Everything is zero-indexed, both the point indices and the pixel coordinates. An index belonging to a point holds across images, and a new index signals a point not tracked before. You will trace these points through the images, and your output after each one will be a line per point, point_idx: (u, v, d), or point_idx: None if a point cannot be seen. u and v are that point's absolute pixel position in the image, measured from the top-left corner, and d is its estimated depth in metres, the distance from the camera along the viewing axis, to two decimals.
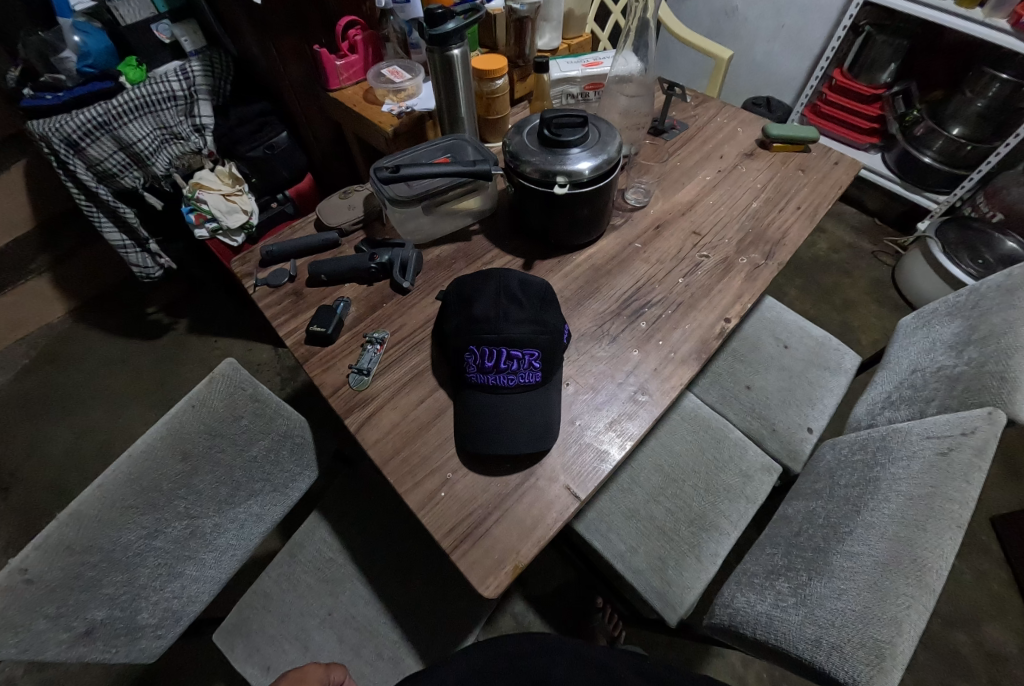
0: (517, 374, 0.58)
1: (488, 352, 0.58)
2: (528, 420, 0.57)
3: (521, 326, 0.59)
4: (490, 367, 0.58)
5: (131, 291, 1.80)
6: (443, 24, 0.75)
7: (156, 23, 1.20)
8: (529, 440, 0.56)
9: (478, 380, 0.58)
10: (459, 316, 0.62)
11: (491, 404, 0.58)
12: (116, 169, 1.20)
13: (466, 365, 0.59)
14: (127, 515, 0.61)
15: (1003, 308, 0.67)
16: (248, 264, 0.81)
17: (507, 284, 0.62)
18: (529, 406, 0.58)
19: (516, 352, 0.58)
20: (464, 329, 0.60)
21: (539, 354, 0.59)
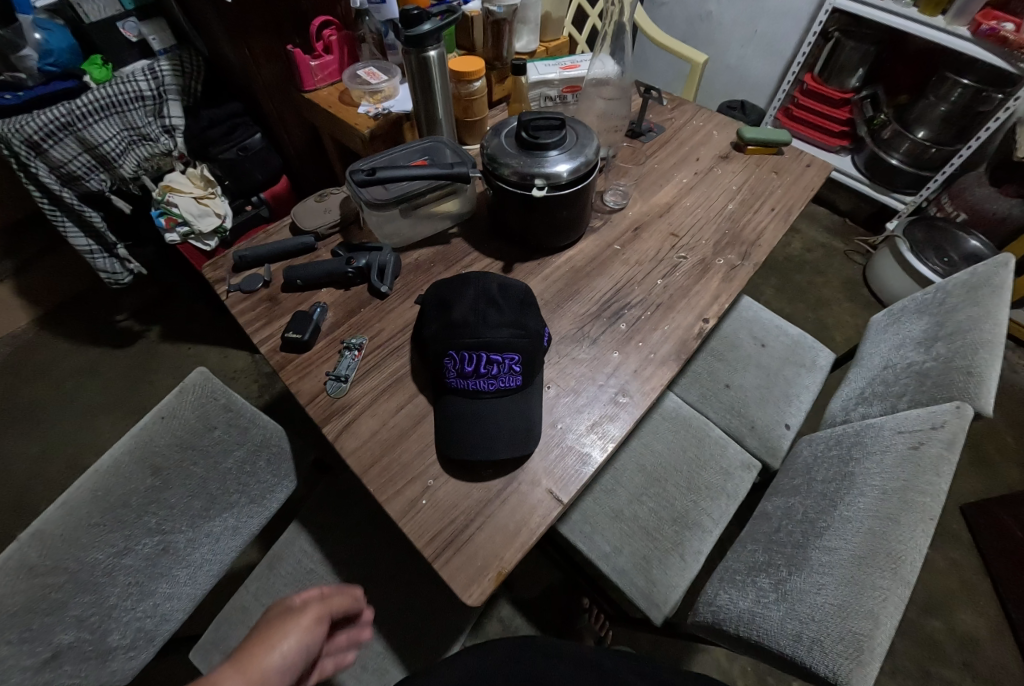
0: (498, 377, 0.58)
1: (468, 356, 0.57)
2: (509, 424, 0.56)
3: (501, 330, 0.58)
4: (470, 371, 0.58)
5: (100, 298, 1.74)
6: (419, 24, 0.74)
7: (122, 21, 1.15)
8: (511, 445, 0.55)
9: (458, 385, 0.58)
10: (437, 321, 0.61)
11: (471, 409, 0.57)
12: (81, 172, 1.16)
13: (446, 370, 0.58)
14: (94, 533, 0.59)
15: (968, 306, 0.70)
16: (220, 269, 0.79)
17: (486, 289, 0.62)
18: (510, 409, 0.57)
19: (495, 356, 0.57)
20: (443, 334, 0.59)
21: (520, 358, 0.58)
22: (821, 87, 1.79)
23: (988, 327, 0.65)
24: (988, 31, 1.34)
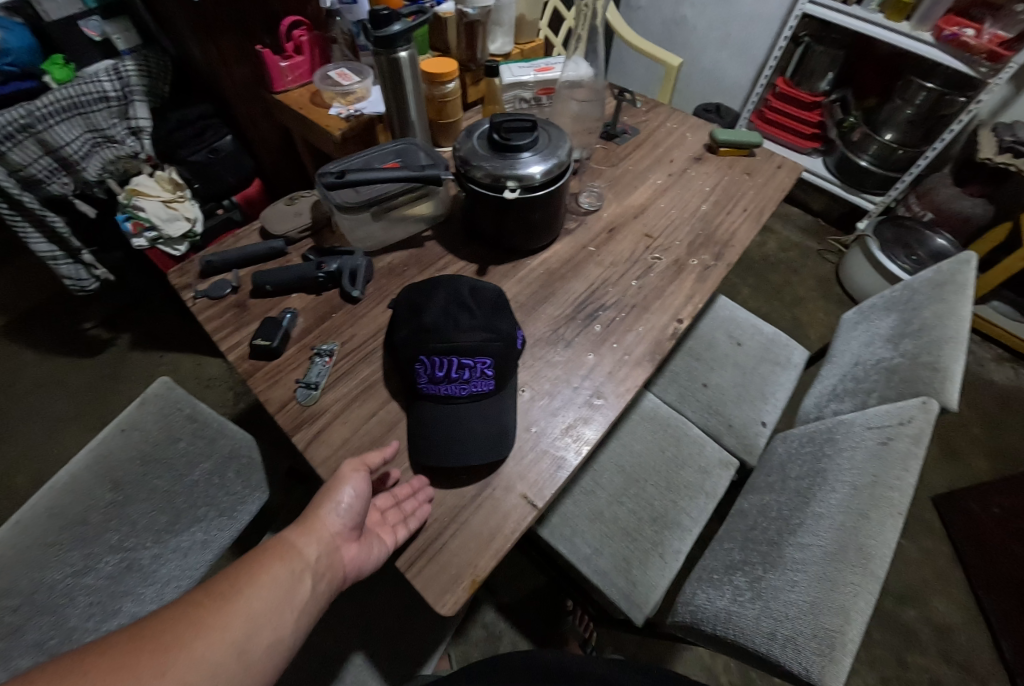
0: (471, 382, 0.57)
1: (439, 361, 0.57)
2: (482, 429, 0.56)
3: (473, 333, 0.57)
4: (442, 376, 0.57)
5: (65, 305, 1.67)
6: (389, 25, 0.73)
7: (85, 19, 1.12)
8: (483, 450, 0.54)
9: (430, 391, 0.57)
10: (408, 326, 0.60)
11: (444, 415, 0.56)
12: (42, 175, 1.11)
13: (417, 376, 0.57)
14: (50, 554, 0.56)
15: (934, 303, 0.72)
16: (186, 275, 0.76)
17: (457, 293, 0.61)
18: (483, 412, 0.57)
19: (467, 360, 0.57)
20: (414, 339, 0.58)
21: (491, 363, 0.57)
22: (792, 91, 1.83)
23: (953, 323, 0.66)
24: (950, 36, 1.39)
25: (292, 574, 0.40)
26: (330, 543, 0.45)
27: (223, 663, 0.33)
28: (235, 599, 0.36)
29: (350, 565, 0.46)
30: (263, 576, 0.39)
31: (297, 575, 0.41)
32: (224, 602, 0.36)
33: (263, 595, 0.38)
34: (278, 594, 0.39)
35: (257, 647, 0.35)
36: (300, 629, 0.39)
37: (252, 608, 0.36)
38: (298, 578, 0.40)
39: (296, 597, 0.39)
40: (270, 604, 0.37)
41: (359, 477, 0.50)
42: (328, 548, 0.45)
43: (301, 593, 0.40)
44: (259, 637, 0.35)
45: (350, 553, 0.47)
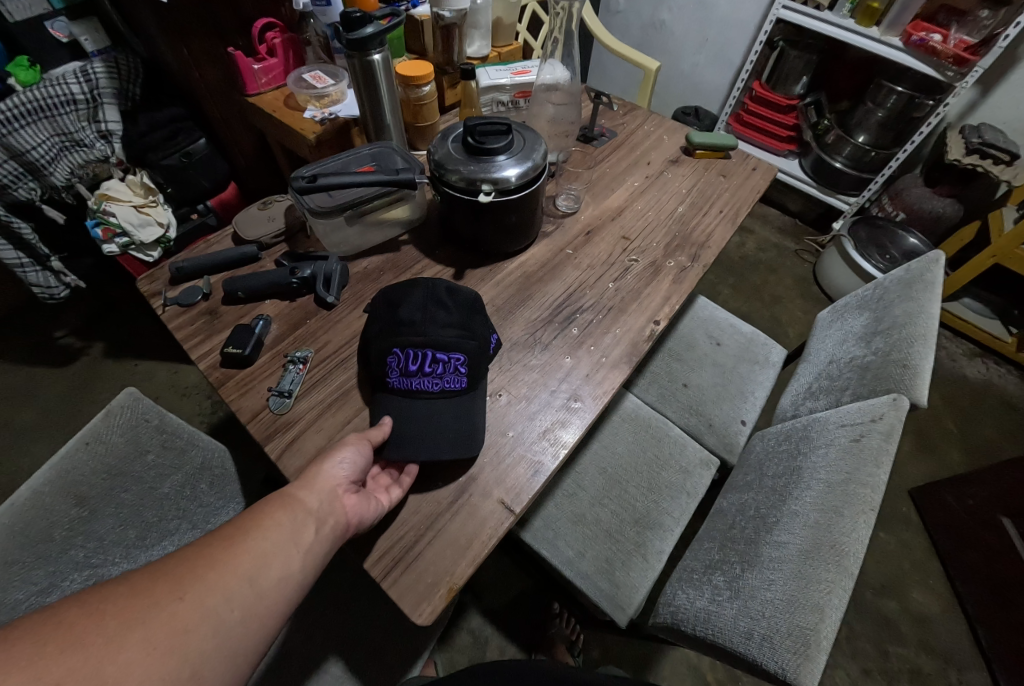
0: (444, 377, 0.56)
1: (412, 354, 0.56)
2: (451, 425, 0.55)
3: (446, 330, 0.58)
4: (414, 370, 0.56)
5: (35, 313, 1.62)
6: (361, 28, 0.72)
7: (51, 20, 1.09)
8: (453, 445, 0.54)
9: (401, 384, 0.56)
10: (381, 322, 0.60)
11: (414, 409, 0.55)
12: (6, 181, 1.08)
13: (389, 369, 0.57)
14: (10, 573, 0.52)
15: (904, 301, 0.73)
16: (156, 282, 0.74)
17: (434, 292, 0.61)
18: (455, 409, 0.56)
19: (441, 355, 0.56)
20: (388, 332, 0.59)
21: (466, 360, 0.57)
22: (768, 94, 1.86)
23: (921, 321, 0.68)
24: (919, 41, 1.42)
25: (297, 519, 0.41)
26: (333, 491, 0.45)
27: (238, 592, 0.35)
28: (245, 539, 0.38)
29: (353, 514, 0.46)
30: (272, 519, 0.41)
31: (302, 519, 0.42)
32: (236, 543, 0.38)
33: (272, 535, 0.39)
34: (286, 534, 0.40)
35: (269, 578, 0.37)
36: (309, 568, 0.40)
37: (261, 546, 0.38)
38: (304, 520, 0.42)
39: (304, 537, 0.41)
40: (279, 543, 0.39)
41: (360, 444, 0.50)
42: (332, 494, 0.45)
43: (308, 535, 0.41)
44: (270, 569, 0.37)
45: (349, 501, 0.46)
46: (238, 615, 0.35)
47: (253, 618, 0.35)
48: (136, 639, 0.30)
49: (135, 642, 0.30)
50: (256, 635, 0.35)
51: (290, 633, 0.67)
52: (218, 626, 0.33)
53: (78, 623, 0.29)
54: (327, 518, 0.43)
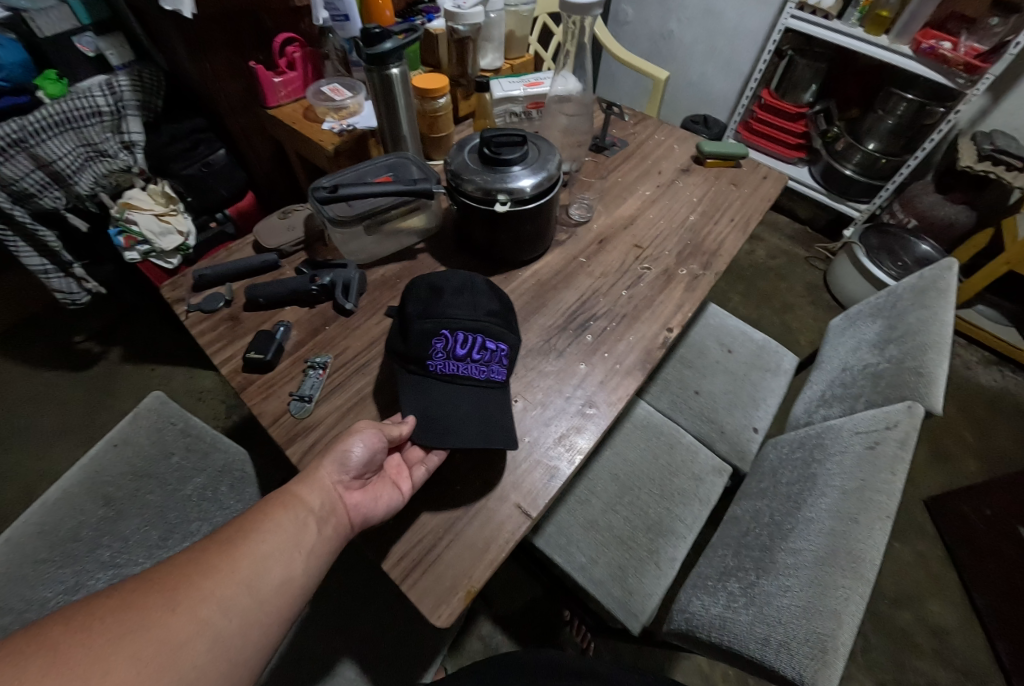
0: (490, 367, 0.57)
1: (461, 338, 0.55)
2: (490, 415, 0.55)
3: (486, 316, 0.57)
4: (461, 355, 0.56)
5: (55, 319, 1.66)
6: (380, 43, 0.74)
7: (78, 35, 1.13)
8: (483, 434, 0.53)
9: (446, 368, 0.55)
10: (425, 300, 0.57)
11: (455, 395, 0.55)
12: (34, 189, 1.10)
13: (433, 350, 0.55)
14: (41, 570, 0.56)
15: (918, 309, 0.73)
16: (179, 289, 0.76)
17: (474, 279, 0.60)
18: (496, 400, 0.57)
19: (490, 344, 0.57)
20: (430, 309, 0.56)
21: (510, 355, 0.58)
22: (777, 102, 1.87)
23: (936, 329, 0.68)
24: (928, 49, 1.43)
25: (298, 520, 0.43)
26: (332, 492, 0.47)
27: (236, 601, 0.36)
28: (243, 544, 0.39)
29: (355, 512, 0.47)
30: (269, 522, 0.42)
31: (303, 520, 0.43)
32: (234, 547, 0.39)
33: (270, 539, 0.41)
34: (285, 539, 0.41)
35: (268, 582, 0.38)
36: (311, 571, 0.42)
37: (259, 550, 0.39)
38: (305, 522, 0.43)
39: (304, 539, 0.42)
40: (278, 547, 0.40)
41: (372, 435, 0.50)
42: (330, 495, 0.46)
43: (308, 535, 0.43)
44: (268, 574, 0.38)
45: (355, 499, 0.48)
46: (236, 624, 0.36)
47: (251, 626, 0.36)
48: (125, 654, 0.31)
49: (124, 659, 0.30)
50: (254, 643, 0.36)
51: (306, 636, 0.68)
52: (213, 637, 0.34)
53: (60, 642, 0.30)
54: (328, 519, 0.45)
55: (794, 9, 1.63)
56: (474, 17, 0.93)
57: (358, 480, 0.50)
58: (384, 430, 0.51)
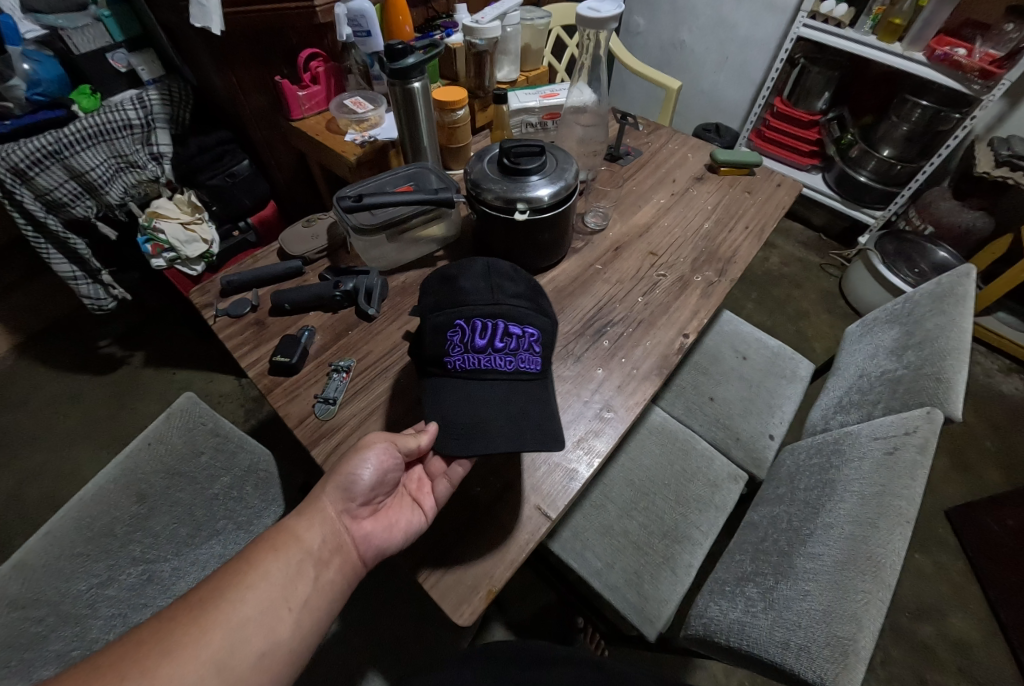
0: (519, 356, 0.54)
1: (480, 327, 0.54)
2: (523, 415, 0.52)
3: (518, 301, 0.57)
4: (484, 344, 0.54)
5: (82, 324, 1.72)
6: (403, 58, 0.77)
7: (112, 52, 1.18)
8: (512, 440, 0.50)
9: (470, 358, 0.53)
10: (439, 293, 0.57)
11: (482, 393, 0.52)
12: (66, 199, 1.15)
13: (453, 343, 0.54)
14: (76, 564, 0.57)
15: (936, 315, 0.73)
16: (207, 294, 0.79)
17: (496, 265, 0.59)
18: (528, 393, 0.53)
19: (514, 330, 0.54)
20: (448, 300, 0.56)
21: (541, 337, 0.56)
22: (790, 110, 1.87)
23: (955, 334, 0.68)
24: (943, 56, 1.42)
25: (288, 569, 0.42)
26: (332, 529, 0.47)
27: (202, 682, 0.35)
28: (218, 610, 0.38)
29: (363, 541, 0.49)
30: (255, 575, 0.41)
31: (296, 568, 0.43)
32: (209, 612, 0.38)
33: (251, 599, 0.39)
34: (270, 596, 0.40)
35: (245, 655, 0.37)
36: (298, 630, 0.40)
37: (238, 614, 0.38)
38: (295, 574, 0.42)
39: (292, 595, 0.41)
40: (260, 607, 0.39)
41: (382, 451, 0.50)
42: (332, 529, 0.47)
43: (300, 588, 0.42)
44: (244, 647, 0.37)
45: (367, 526, 0.50)
46: None
47: None
48: None
49: None
50: None
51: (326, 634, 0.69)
52: None
53: None
54: (325, 566, 0.44)
55: (806, 18, 1.64)
56: (491, 31, 0.96)
57: (364, 504, 0.50)
58: (397, 443, 0.51)
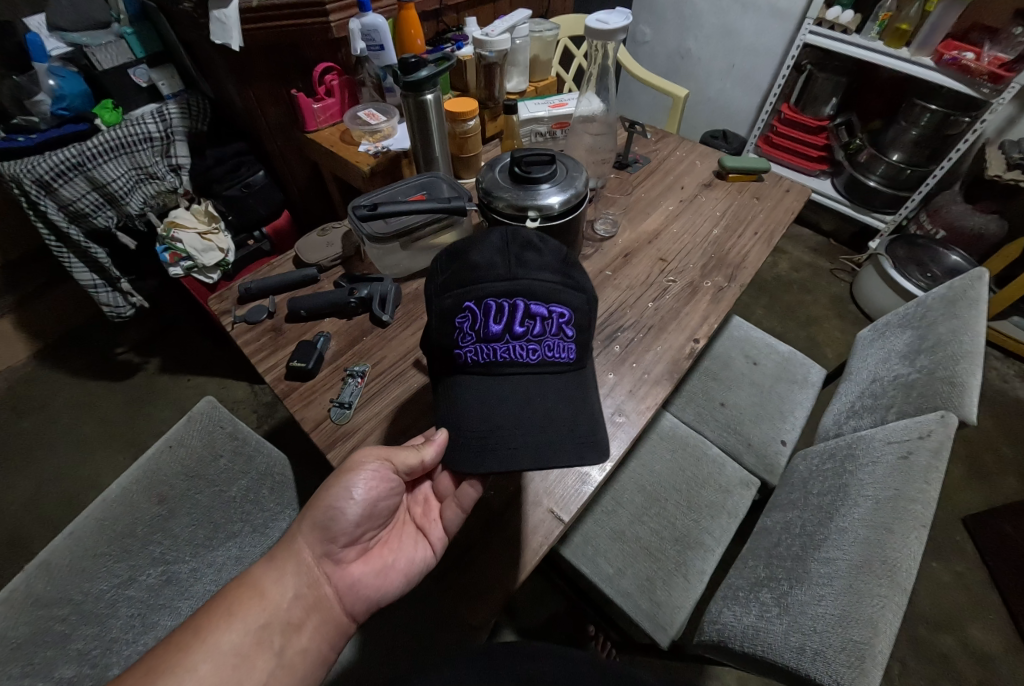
0: (543, 342, 0.51)
1: (498, 309, 0.50)
2: (550, 422, 0.48)
3: (544, 274, 0.52)
4: (501, 329, 0.50)
5: (100, 331, 1.76)
6: (416, 71, 0.79)
7: (134, 67, 1.22)
8: (536, 454, 0.47)
9: (486, 344, 0.50)
10: (448, 270, 0.53)
11: (500, 392, 0.50)
12: (89, 209, 1.19)
13: (467, 326, 0.50)
14: (99, 564, 0.58)
15: (948, 318, 0.73)
16: (225, 301, 0.81)
17: (518, 236, 0.54)
18: (555, 390, 0.51)
19: (537, 312, 0.51)
20: (458, 278, 0.51)
21: (570, 318, 0.52)
22: (798, 116, 1.86)
23: (968, 338, 0.68)
24: (951, 60, 1.42)
25: (245, 640, 0.41)
26: (308, 580, 0.47)
27: None
28: None
29: (347, 589, 0.48)
30: (206, 648, 0.39)
31: (255, 638, 0.41)
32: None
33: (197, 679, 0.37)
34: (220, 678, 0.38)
35: None
36: None
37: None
38: (252, 649, 0.41)
39: (248, 676, 0.39)
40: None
41: (372, 474, 0.51)
42: (310, 579, 0.47)
43: (256, 665, 0.40)
44: None
45: (354, 571, 0.50)
46: None
47: None
48: None
49: None
50: None
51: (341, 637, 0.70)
52: None
53: None
54: (296, 632, 0.44)
55: (812, 25, 1.65)
56: (500, 44, 0.99)
57: (347, 545, 0.50)
58: (393, 460, 0.52)
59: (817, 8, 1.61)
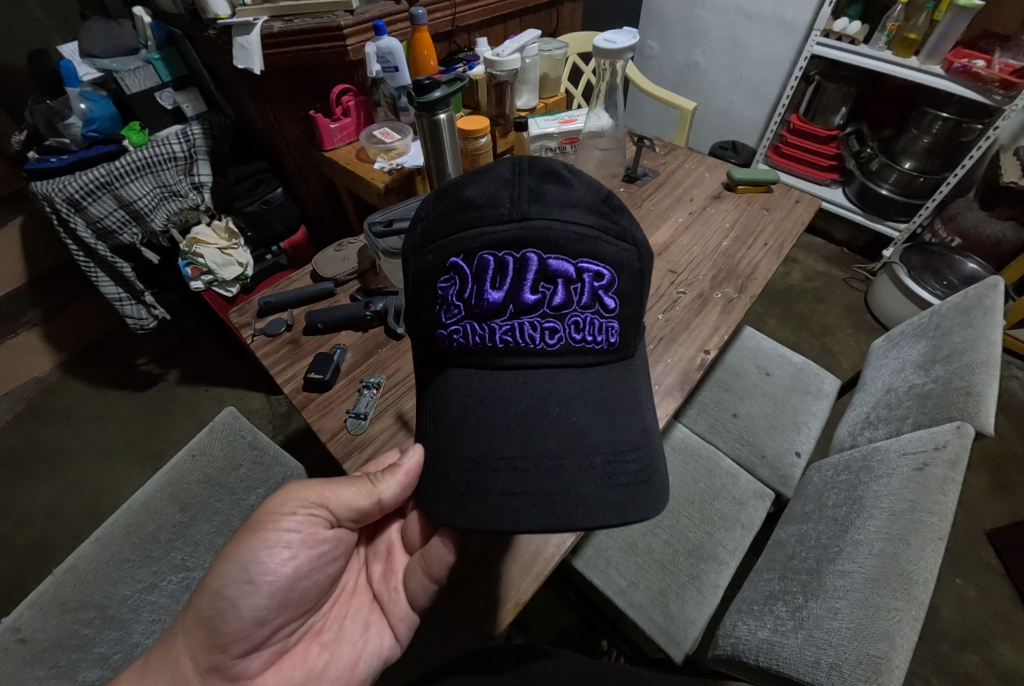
0: (567, 315, 0.47)
1: (500, 273, 0.47)
2: (570, 429, 0.46)
3: (577, 215, 0.48)
4: (498, 293, 0.47)
5: (123, 342, 1.81)
6: (430, 93, 0.81)
7: (159, 91, 1.28)
8: (554, 464, 0.45)
9: (482, 307, 0.47)
10: (446, 208, 0.50)
11: (515, 383, 0.48)
12: (115, 226, 1.24)
13: (461, 287, 0.48)
14: (123, 569, 0.60)
15: (963, 328, 0.72)
16: (246, 314, 0.84)
17: (549, 164, 0.50)
18: (586, 385, 0.48)
19: (559, 271, 0.47)
20: (454, 233, 0.48)
21: (603, 278, 0.48)
22: (806, 126, 1.87)
23: (983, 347, 0.67)
24: (961, 68, 1.41)
25: None
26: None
27: None
28: None
29: None
30: None
31: None
32: None
33: None
34: None
35: None
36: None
37: None
38: None
39: None
40: None
41: (284, 544, 0.51)
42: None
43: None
44: None
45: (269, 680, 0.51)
46: None
47: None
48: None
49: None
50: None
51: None
52: None
53: None
54: None
55: (819, 37, 1.65)
56: (511, 63, 1.02)
57: (249, 646, 0.50)
58: (318, 509, 0.54)
59: (824, 20, 1.62)
